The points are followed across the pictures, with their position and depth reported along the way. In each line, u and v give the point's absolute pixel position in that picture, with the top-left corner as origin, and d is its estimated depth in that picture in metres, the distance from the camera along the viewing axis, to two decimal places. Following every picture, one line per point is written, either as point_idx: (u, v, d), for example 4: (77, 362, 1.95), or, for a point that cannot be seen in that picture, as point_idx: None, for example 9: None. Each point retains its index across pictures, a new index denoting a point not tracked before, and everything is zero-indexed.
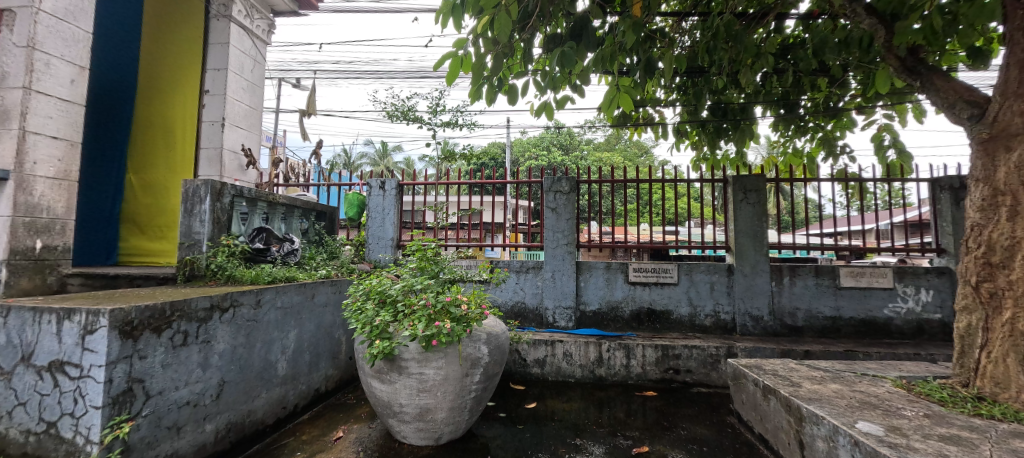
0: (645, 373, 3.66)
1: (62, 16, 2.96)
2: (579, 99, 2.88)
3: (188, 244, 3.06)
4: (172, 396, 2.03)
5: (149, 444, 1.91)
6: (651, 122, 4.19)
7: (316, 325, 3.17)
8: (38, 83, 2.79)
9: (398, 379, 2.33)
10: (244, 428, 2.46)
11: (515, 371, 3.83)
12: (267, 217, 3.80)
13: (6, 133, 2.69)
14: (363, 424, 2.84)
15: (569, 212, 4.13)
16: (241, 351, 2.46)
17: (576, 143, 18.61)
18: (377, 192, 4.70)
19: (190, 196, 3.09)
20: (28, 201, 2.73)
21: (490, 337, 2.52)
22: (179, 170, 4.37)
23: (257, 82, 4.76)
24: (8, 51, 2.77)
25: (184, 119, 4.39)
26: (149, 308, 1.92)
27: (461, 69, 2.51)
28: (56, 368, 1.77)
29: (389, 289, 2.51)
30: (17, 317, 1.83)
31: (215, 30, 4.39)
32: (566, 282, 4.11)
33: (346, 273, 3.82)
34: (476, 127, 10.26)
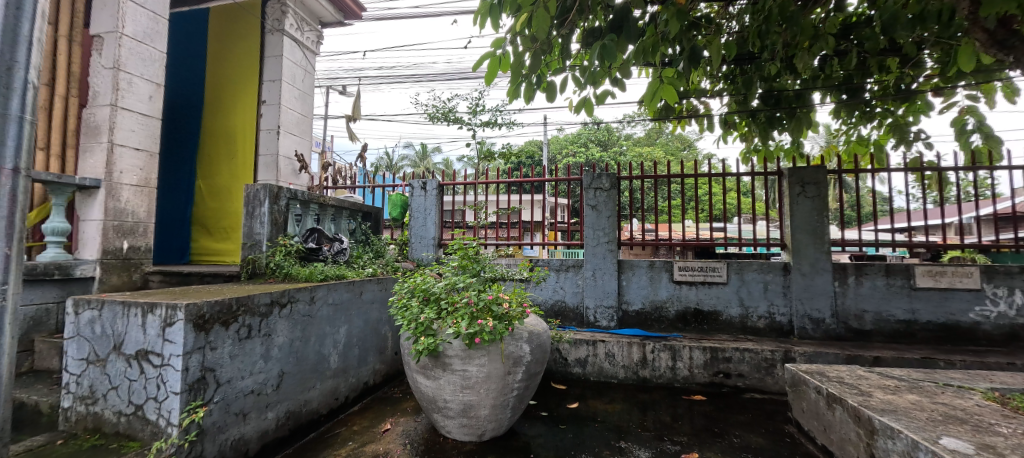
0: (693, 376, 3.52)
1: (142, 39, 3.27)
2: (620, 93, 2.81)
3: (250, 245, 3.30)
4: (239, 384, 2.19)
5: (219, 429, 2.07)
6: (696, 114, 4.01)
7: (364, 321, 3.31)
8: (122, 100, 3.10)
9: (443, 376, 2.38)
10: (301, 417, 2.62)
11: (556, 371, 3.80)
12: (318, 218, 4.00)
13: (97, 146, 3.01)
14: (409, 417, 2.93)
15: (610, 210, 4.05)
16: (298, 344, 2.61)
17: (615, 139, 18.24)
18: (419, 192, 4.82)
19: (251, 199, 3.33)
20: (116, 207, 3.05)
21: (532, 335, 2.52)
22: (241, 176, 4.66)
23: (307, 91, 5.03)
24: (98, 72, 3.09)
25: (243, 128, 4.68)
26: (218, 304, 2.08)
27: (499, 68, 2.54)
28: (142, 357, 1.96)
29: (433, 287, 2.57)
30: (110, 311, 2.04)
31: (269, 43, 4.67)
32: (607, 282, 4.03)
33: (391, 271, 3.96)
34: (515, 126, 10.31)
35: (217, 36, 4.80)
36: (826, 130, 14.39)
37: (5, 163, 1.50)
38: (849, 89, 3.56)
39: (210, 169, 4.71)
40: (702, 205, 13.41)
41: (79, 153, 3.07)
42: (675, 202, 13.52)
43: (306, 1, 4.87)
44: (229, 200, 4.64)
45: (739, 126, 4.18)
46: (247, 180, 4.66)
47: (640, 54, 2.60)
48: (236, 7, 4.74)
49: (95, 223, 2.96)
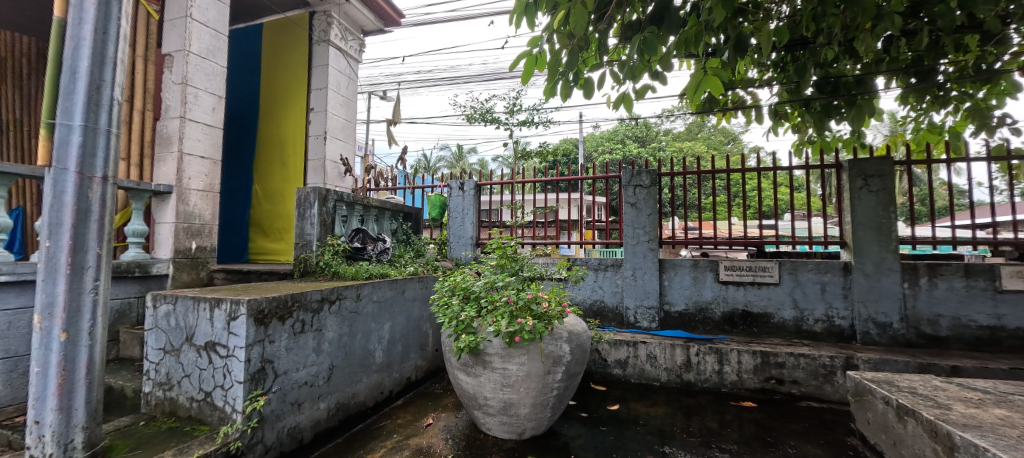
0: (742, 381, 3.36)
1: (206, 55, 3.54)
2: (662, 86, 2.74)
3: (301, 244, 3.49)
4: (294, 376, 2.33)
5: (277, 416, 2.21)
6: (743, 105, 3.81)
7: (406, 318, 3.41)
8: (189, 112, 3.38)
9: (483, 373, 2.41)
10: (350, 409, 2.74)
11: (596, 371, 3.76)
12: (363, 218, 4.17)
13: (169, 155, 3.31)
14: (450, 413, 3.00)
15: (650, 207, 3.93)
16: (346, 339, 2.74)
17: (654, 134, 17.71)
18: (457, 192, 4.91)
19: (302, 202, 3.53)
20: (186, 210, 3.33)
21: (572, 335, 2.50)
22: (292, 179, 4.92)
23: (351, 97, 5.26)
24: (169, 88, 3.38)
25: (293, 134, 4.95)
26: (276, 299, 2.22)
27: (535, 68, 2.56)
28: (210, 348, 2.13)
29: (473, 285, 2.62)
30: (182, 305, 2.23)
31: (317, 54, 4.93)
32: (648, 281, 3.93)
33: (431, 270, 4.06)
34: (552, 124, 10.27)
35: (269, 49, 5.11)
36: (892, 118, 13.28)
37: (96, 172, 1.69)
38: (919, 72, 3.26)
39: (265, 174, 5.01)
40: (749, 200, 12.79)
41: (155, 161, 3.37)
42: (720, 198, 12.99)
43: (350, 12, 5.09)
44: (282, 202, 4.92)
45: (790, 117, 3.95)
46: (298, 183, 4.91)
47: (681, 45, 2.52)
48: (286, 21, 5.04)
49: (169, 225, 3.25)
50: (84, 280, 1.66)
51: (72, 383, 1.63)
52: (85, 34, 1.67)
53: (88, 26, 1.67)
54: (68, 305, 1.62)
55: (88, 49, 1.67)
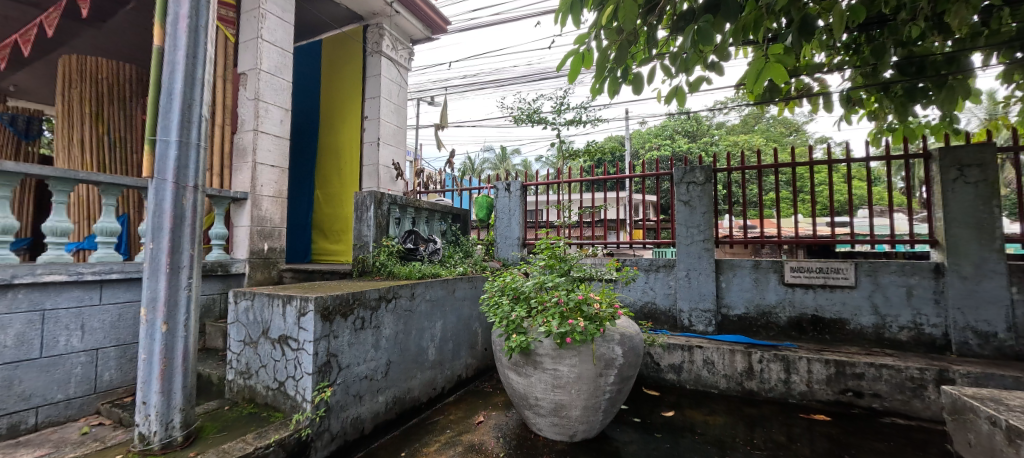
0: (813, 392, 3.11)
1: (275, 72, 3.85)
2: (720, 76, 2.67)
3: (359, 246, 3.70)
4: (356, 369, 2.46)
5: (341, 407, 2.36)
6: (809, 93, 3.52)
7: (457, 317, 3.50)
8: (261, 125, 3.70)
9: (534, 374, 2.42)
10: (406, 403, 2.86)
11: (648, 376, 3.64)
12: (414, 220, 4.33)
13: (245, 166, 3.64)
14: (500, 411, 3.04)
15: (705, 205, 3.74)
16: (402, 336, 2.86)
17: (707, 128, 16.85)
18: (504, 194, 4.97)
19: (360, 205, 3.73)
20: (259, 215, 3.64)
21: (624, 338, 2.45)
22: (349, 184, 5.20)
23: (402, 104, 5.48)
24: (244, 104, 3.72)
25: (349, 141, 5.23)
26: (339, 297, 2.37)
27: (582, 67, 2.56)
28: (283, 341, 2.31)
29: (523, 285, 2.65)
30: (259, 301, 2.43)
31: (371, 64, 5.19)
32: (703, 283, 3.74)
33: (479, 270, 4.13)
34: (599, 122, 10.07)
35: (327, 62, 5.45)
36: (991, 99, 11.74)
37: (189, 182, 1.89)
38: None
39: (325, 180, 5.34)
40: (818, 195, 11.84)
41: (233, 171, 3.71)
42: (783, 194, 12.15)
43: (399, 23, 5.31)
44: (341, 206, 5.21)
45: (866, 103, 3.61)
46: (355, 187, 5.19)
47: (739, 33, 2.41)
48: (342, 35, 5.35)
49: (245, 228, 3.57)
50: (180, 278, 1.86)
51: (171, 370, 1.84)
52: (179, 59, 1.88)
53: (181, 51, 1.88)
54: (167, 300, 1.82)
55: (181, 72, 1.88)
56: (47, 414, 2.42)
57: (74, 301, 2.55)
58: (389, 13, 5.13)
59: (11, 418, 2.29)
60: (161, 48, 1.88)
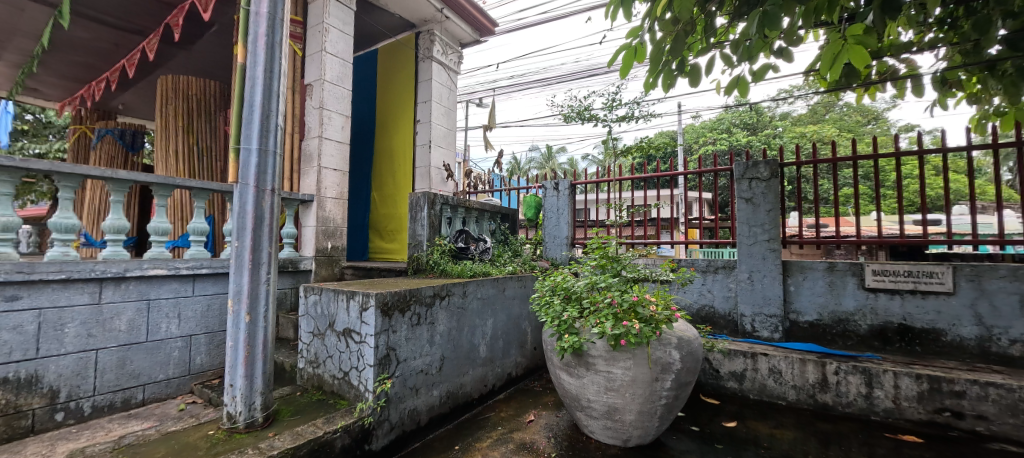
0: (900, 410, 2.80)
1: (337, 82, 4.10)
2: (790, 63, 2.49)
3: (413, 244, 3.85)
4: (412, 363, 2.57)
5: (399, 398, 2.47)
6: (894, 77, 3.16)
7: (507, 316, 3.53)
8: (325, 132, 3.97)
9: (587, 375, 2.38)
10: (458, 398, 2.94)
11: (707, 383, 3.46)
12: (465, 220, 4.43)
13: (312, 170, 3.93)
14: (551, 411, 3.03)
15: (770, 203, 3.47)
16: (455, 333, 2.94)
17: (769, 119, 15.73)
18: (551, 193, 4.92)
19: (414, 205, 3.89)
20: (323, 215, 3.89)
21: (682, 342, 2.36)
22: (403, 185, 5.40)
23: (452, 107, 5.63)
24: (311, 112, 4.00)
25: (403, 144, 5.45)
26: (397, 293, 2.48)
27: (635, 61, 2.53)
28: (348, 334, 2.46)
29: (574, 285, 2.63)
30: (326, 295, 2.61)
31: (422, 70, 5.38)
32: (768, 286, 3.48)
33: (529, 270, 4.14)
34: (651, 118, 9.72)
35: (382, 70, 5.71)
36: None
37: (267, 186, 2.06)
38: None
39: (381, 182, 5.59)
40: (905, 190, 10.64)
41: (301, 175, 4.01)
42: (862, 188, 11.06)
43: (450, 27, 5.46)
44: (396, 207, 5.39)
45: (965, 84, 3.19)
46: (408, 188, 5.38)
47: (809, 15, 2.22)
48: (396, 43, 5.59)
49: (312, 228, 3.84)
50: (260, 273, 2.04)
51: (253, 356, 2.02)
52: (258, 74, 2.06)
53: (260, 68, 2.07)
54: (250, 293, 2.00)
55: (261, 86, 2.06)
56: (153, 391, 2.77)
57: (172, 293, 2.88)
58: (440, 19, 5.29)
59: (124, 393, 2.65)
60: (244, 64, 2.07)
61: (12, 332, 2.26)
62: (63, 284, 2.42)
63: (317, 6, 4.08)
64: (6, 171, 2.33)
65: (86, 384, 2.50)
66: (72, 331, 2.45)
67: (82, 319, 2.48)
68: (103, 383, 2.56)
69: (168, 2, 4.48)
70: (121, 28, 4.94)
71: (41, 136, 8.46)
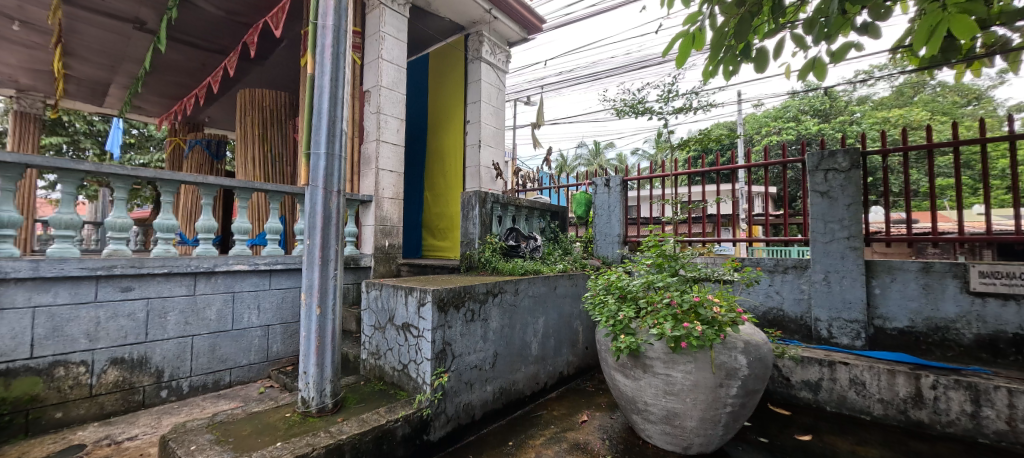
0: (1015, 433, 2.45)
1: (392, 86, 4.28)
2: (878, 39, 2.25)
3: (466, 242, 3.94)
4: (467, 359, 2.63)
5: (455, 392, 2.54)
6: (1005, 49, 2.75)
7: (558, 314, 3.51)
8: (383, 135, 4.16)
9: (643, 377, 2.30)
10: (511, 394, 2.96)
11: (776, 391, 3.22)
12: (515, 218, 4.47)
13: (370, 171, 4.13)
14: (604, 412, 2.97)
15: (850, 196, 3.15)
16: (507, 330, 2.97)
17: (845, 105, 14.33)
18: (602, 189, 4.79)
19: (466, 204, 3.97)
20: (380, 215, 4.09)
21: (749, 346, 2.22)
22: (454, 184, 5.53)
23: (501, 106, 5.69)
24: (369, 117, 4.21)
25: (454, 144, 5.58)
26: (452, 290, 2.54)
27: (693, 49, 2.42)
28: (407, 328, 2.56)
29: (629, 284, 2.55)
30: (386, 290, 2.74)
31: (472, 71, 5.48)
32: (847, 288, 3.17)
33: (580, 268, 4.08)
34: (710, 108, 9.19)
35: (434, 73, 5.88)
36: None
37: (333, 187, 2.20)
38: None
39: (433, 182, 5.76)
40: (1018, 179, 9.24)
41: (360, 177, 4.23)
42: (963, 179, 9.75)
43: (498, 27, 5.50)
44: (447, 206, 5.53)
45: None
46: (459, 187, 5.49)
47: None
48: (446, 46, 5.73)
49: (371, 227, 4.05)
50: (329, 269, 2.18)
51: (323, 346, 2.17)
52: (326, 83, 2.20)
53: (327, 77, 2.20)
54: (320, 287, 2.14)
55: (328, 94, 2.20)
56: (237, 375, 3.06)
57: (252, 286, 3.15)
58: (488, 20, 5.34)
59: (215, 376, 2.95)
60: (313, 74, 2.22)
61: (126, 318, 2.60)
62: (165, 276, 2.74)
63: (375, 15, 4.28)
64: (120, 178, 2.68)
65: (183, 366, 2.82)
66: (173, 319, 2.77)
67: (180, 308, 2.80)
68: (197, 365, 2.87)
69: (245, 23, 4.91)
70: (207, 49, 5.48)
71: (145, 147, 9.62)
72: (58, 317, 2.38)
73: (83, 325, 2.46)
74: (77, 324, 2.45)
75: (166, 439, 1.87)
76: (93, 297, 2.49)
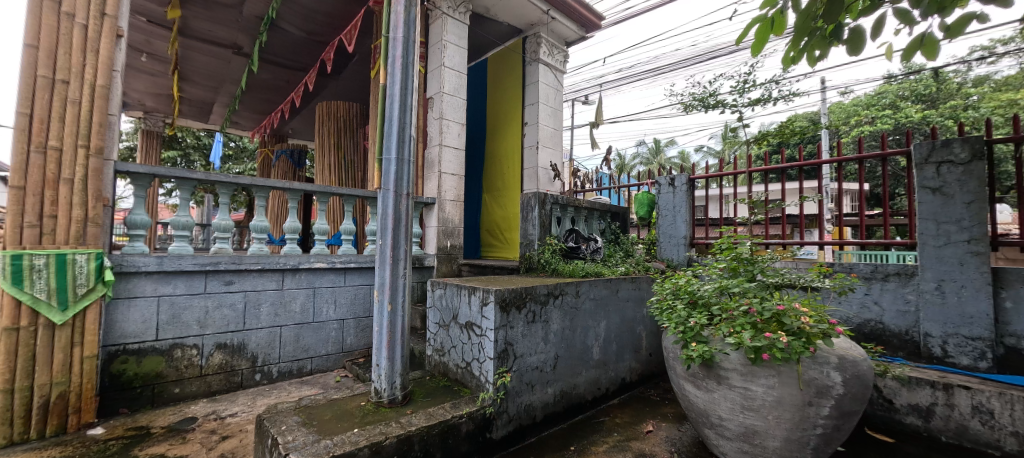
0: None
1: (454, 92, 4.41)
2: (1009, 8, 1.91)
3: (525, 243, 3.94)
4: (528, 360, 2.63)
5: (517, 393, 2.56)
6: None
7: (621, 318, 3.40)
8: (445, 140, 4.31)
9: (717, 389, 2.14)
10: (571, 398, 2.91)
11: (875, 414, 2.86)
12: (574, 219, 4.42)
13: (433, 175, 4.30)
14: (671, 424, 2.83)
15: (971, 193, 2.71)
16: (568, 332, 2.92)
17: (958, 88, 12.43)
18: (666, 189, 4.55)
19: (526, 206, 3.99)
20: (443, 216, 4.23)
21: (844, 362, 1.99)
22: (512, 186, 5.57)
23: (559, 107, 5.65)
24: (433, 122, 4.38)
25: (512, 146, 5.62)
26: (514, 290, 2.55)
27: (772, 34, 2.22)
28: (470, 327, 2.62)
29: (700, 290, 2.40)
30: (450, 290, 2.82)
31: (529, 73, 5.49)
32: (967, 300, 2.73)
33: (643, 271, 3.92)
34: (792, 98, 8.39)
35: (492, 78, 5.99)
36: None
37: (403, 191, 2.31)
38: None
39: (491, 184, 5.85)
40: None
41: (424, 180, 4.42)
42: None
43: (556, 28, 5.47)
44: (505, 207, 5.59)
45: None
46: (516, 188, 5.52)
47: None
48: (505, 51, 5.80)
49: (434, 228, 4.20)
50: (399, 268, 2.28)
51: (393, 340, 2.28)
52: (396, 92, 2.31)
53: (398, 86, 2.31)
54: (391, 285, 2.25)
55: (398, 102, 2.31)
56: (317, 364, 3.33)
57: (330, 282, 3.39)
58: (546, 21, 5.33)
59: (299, 363, 3.23)
60: (385, 84, 2.34)
61: (229, 308, 2.93)
62: (259, 272, 3.05)
63: (437, 24, 4.44)
64: (224, 185, 3.03)
65: (273, 353, 3.11)
66: (265, 310, 3.07)
67: (271, 301, 3.09)
68: (284, 353, 3.16)
69: (322, 41, 5.33)
70: (291, 67, 6.02)
71: (240, 158, 10.79)
72: (176, 305, 2.74)
73: (195, 313, 2.80)
74: (191, 312, 2.79)
75: (262, 418, 2.07)
76: (203, 289, 2.83)
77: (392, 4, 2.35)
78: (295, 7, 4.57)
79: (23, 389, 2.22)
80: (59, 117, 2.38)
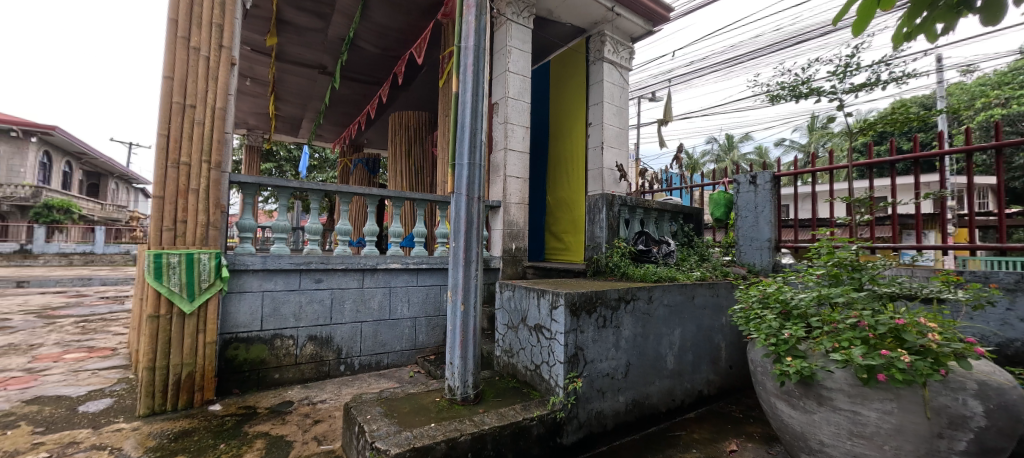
0: None
1: (519, 96, 4.45)
2: None
3: (592, 246, 3.86)
4: (599, 366, 2.56)
5: (588, 399, 2.50)
6: None
7: (697, 326, 3.18)
8: (510, 143, 4.36)
9: (819, 410, 1.92)
10: (644, 408, 2.79)
11: None
12: (643, 222, 4.25)
13: (498, 178, 4.37)
14: (758, 444, 2.59)
15: None
16: (640, 339, 2.80)
17: None
18: (746, 188, 4.18)
19: (593, 207, 3.91)
20: (508, 219, 4.28)
21: (987, 390, 1.69)
22: (576, 187, 5.49)
23: (625, 105, 5.47)
24: (498, 127, 4.45)
25: (576, 147, 5.54)
26: (583, 294, 2.50)
27: (880, 8, 1.95)
28: (540, 330, 2.60)
29: (794, 299, 2.16)
30: (519, 292, 2.83)
31: (594, 72, 5.38)
32: None
33: (721, 276, 3.64)
34: (905, 80, 7.29)
35: (557, 79, 5.95)
36: None
37: (473, 194, 2.36)
38: None
39: (554, 186, 5.81)
40: None
41: (490, 183, 4.51)
42: None
43: (621, 24, 5.32)
44: (568, 209, 5.53)
45: None
46: (581, 190, 5.44)
47: None
48: (569, 51, 5.73)
49: (499, 231, 4.27)
50: (470, 270, 2.34)
51: (466, 341, 2.34)
52: (467, 97, 2.38)
53: (467, 93, 2.37)
54: (463, 286, 2.31)
55: (469, 107, 2.37)
56: (393, 358, 3.52)
57: (404, 282, 3.58)
58: (611, 18, 5.20)
59: (377, 357, 3.44)
60: (456, 92, 2.41)
61: (318, 304, 3.20)
62: (343, 271, 3.30)
63: (503, 30, 4.51)
64: (314, 191, 3.33)
65: (355, 347, 3.35)
66: (348, 306, 3.32)
67: (353, 298, 3.34)
68: (364, 347, 3.39)
69: (396, 55, 5.66)
70: (368, 82, 6.49)
71: (324, 168, 11.82)
72: (276, 300, 3.05)
73: (291, 307, 3.10)
74: (288, 307, 3.10)
75: (349, 406, 2.23)
76: (298, 285, 3.13)
77: (463, 14, 2.42)
78: (372, 26, 4.90)
79: (161, 367, 2.60)
80: (187, 136, 2.77)
